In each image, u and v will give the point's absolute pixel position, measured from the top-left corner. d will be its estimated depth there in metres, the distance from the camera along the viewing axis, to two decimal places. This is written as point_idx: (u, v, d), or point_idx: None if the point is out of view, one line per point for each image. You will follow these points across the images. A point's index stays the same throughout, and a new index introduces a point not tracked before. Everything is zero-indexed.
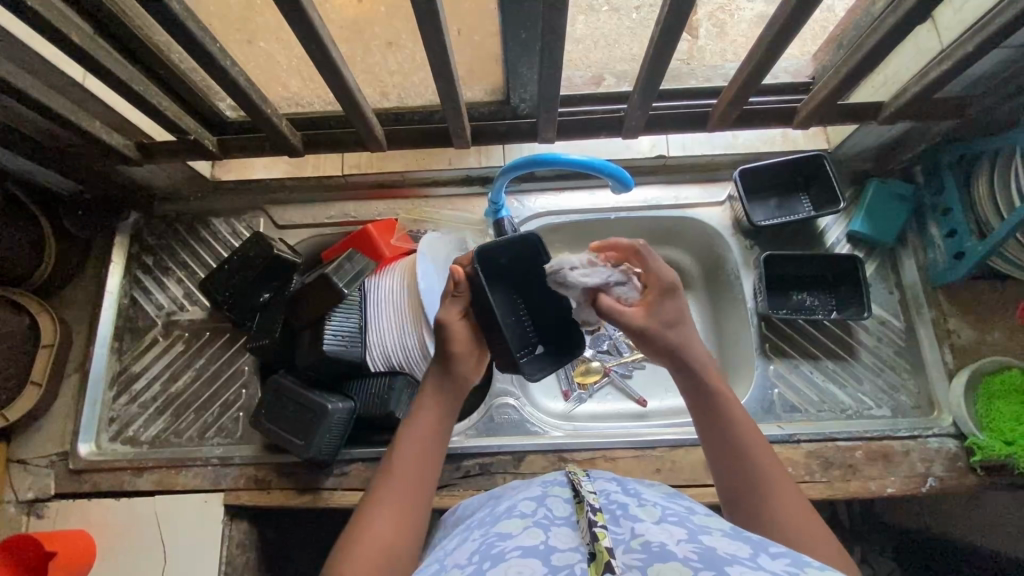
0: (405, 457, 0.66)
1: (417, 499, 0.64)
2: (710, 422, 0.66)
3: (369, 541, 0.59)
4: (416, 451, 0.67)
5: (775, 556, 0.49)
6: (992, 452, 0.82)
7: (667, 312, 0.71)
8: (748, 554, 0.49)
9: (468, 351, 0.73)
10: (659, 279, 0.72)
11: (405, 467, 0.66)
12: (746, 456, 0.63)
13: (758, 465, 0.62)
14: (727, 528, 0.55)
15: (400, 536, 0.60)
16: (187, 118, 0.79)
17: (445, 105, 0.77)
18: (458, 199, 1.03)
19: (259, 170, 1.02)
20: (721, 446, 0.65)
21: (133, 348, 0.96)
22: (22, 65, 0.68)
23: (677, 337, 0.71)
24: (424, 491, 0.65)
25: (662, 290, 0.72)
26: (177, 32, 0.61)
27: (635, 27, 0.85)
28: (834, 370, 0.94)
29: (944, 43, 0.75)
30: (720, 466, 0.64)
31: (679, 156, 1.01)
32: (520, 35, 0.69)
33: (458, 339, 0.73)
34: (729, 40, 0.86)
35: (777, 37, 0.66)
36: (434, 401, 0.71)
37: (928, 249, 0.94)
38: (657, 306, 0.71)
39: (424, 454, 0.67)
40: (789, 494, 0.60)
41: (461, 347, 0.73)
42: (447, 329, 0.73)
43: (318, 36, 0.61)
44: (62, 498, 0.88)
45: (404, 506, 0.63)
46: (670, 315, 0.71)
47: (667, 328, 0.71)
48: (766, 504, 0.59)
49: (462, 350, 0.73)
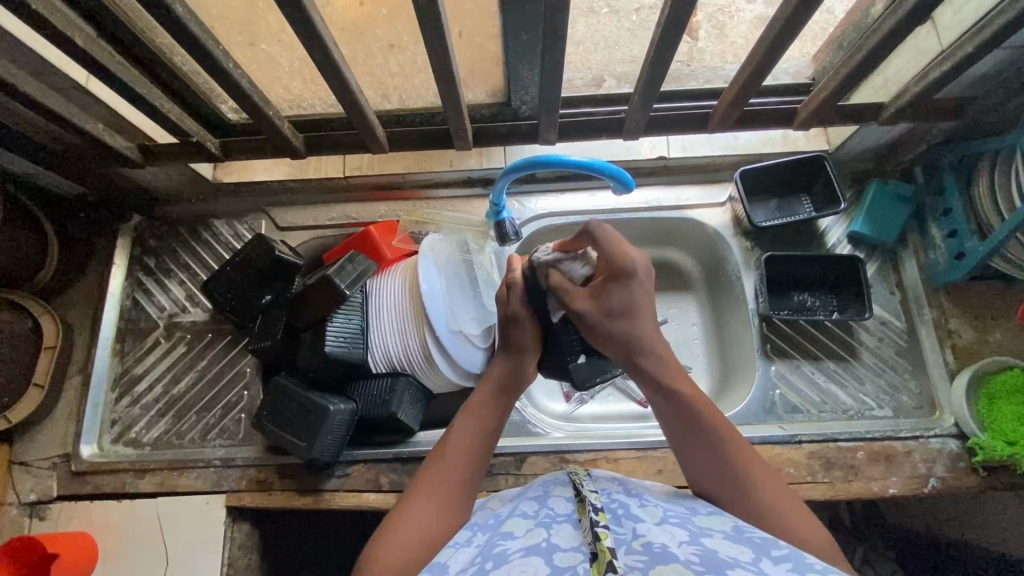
0: (453, 452, 0.69)
1: (461, 492, 0.66)
2: (682, 418, 0.68)
3: (412, 531, 0.61)
4: (466, 445, 0.69)
5: (777, 561, 0.49)
6: (993, 452, 0.82)
7: (614, 301, 0.72)
8: (751, 559, 0.49)
9: (535, 351, 0.78)
10: (607, 263, 0.72)
11: (454, 458, 0.68)
12: (723, 450, 0.65)
13: (732, 458, 0.64)
14: (729, 527, 0.56)
15: (437, 523, 0.62)
16: (188, 119, 0.79)
17: (446, 106, 0.77)
18: (459, 200, 1.03)
19: (260, 171, 1.00)
20: (720, 456, 0.65)
21: (135, 349, 0.96)
22: (25, 66, 0.69)
23: (623, 328, 0.72)
24: (471, 486, 0.67)
25: (612, 276, 0.72)
26: (179, 33, 0.61)
27: (636, 29, 0.91)
28: (836, 371, 0.94)
29: (943, 44, 0.75)
30: (697, 464, 0.66)
31: (680, 157, 1.00)
32: (521, 37, 0.69)
33: (528, 337, 0.78)
34: (728, 41, 0.91)
35: (777, 38, 0.66)
36: (490, 401, 0.74)
37: (929, 250, 0.94)
38: (603, 294, 0.73)
39: (476, 449, 0.70)
40: (770, 483, 0.63)
41: (532, 345, 0.78)
42: (522, 324, 0.78)
43: (319, 37, 0.61)
44: (64, 499, 0.88)
45: (448, 495, 0.65)
46: (617, 304, 0.72)
47: (611, 319, 0.72)
48: (753, 496, 0.62)
49: (530, 350, 0.78)
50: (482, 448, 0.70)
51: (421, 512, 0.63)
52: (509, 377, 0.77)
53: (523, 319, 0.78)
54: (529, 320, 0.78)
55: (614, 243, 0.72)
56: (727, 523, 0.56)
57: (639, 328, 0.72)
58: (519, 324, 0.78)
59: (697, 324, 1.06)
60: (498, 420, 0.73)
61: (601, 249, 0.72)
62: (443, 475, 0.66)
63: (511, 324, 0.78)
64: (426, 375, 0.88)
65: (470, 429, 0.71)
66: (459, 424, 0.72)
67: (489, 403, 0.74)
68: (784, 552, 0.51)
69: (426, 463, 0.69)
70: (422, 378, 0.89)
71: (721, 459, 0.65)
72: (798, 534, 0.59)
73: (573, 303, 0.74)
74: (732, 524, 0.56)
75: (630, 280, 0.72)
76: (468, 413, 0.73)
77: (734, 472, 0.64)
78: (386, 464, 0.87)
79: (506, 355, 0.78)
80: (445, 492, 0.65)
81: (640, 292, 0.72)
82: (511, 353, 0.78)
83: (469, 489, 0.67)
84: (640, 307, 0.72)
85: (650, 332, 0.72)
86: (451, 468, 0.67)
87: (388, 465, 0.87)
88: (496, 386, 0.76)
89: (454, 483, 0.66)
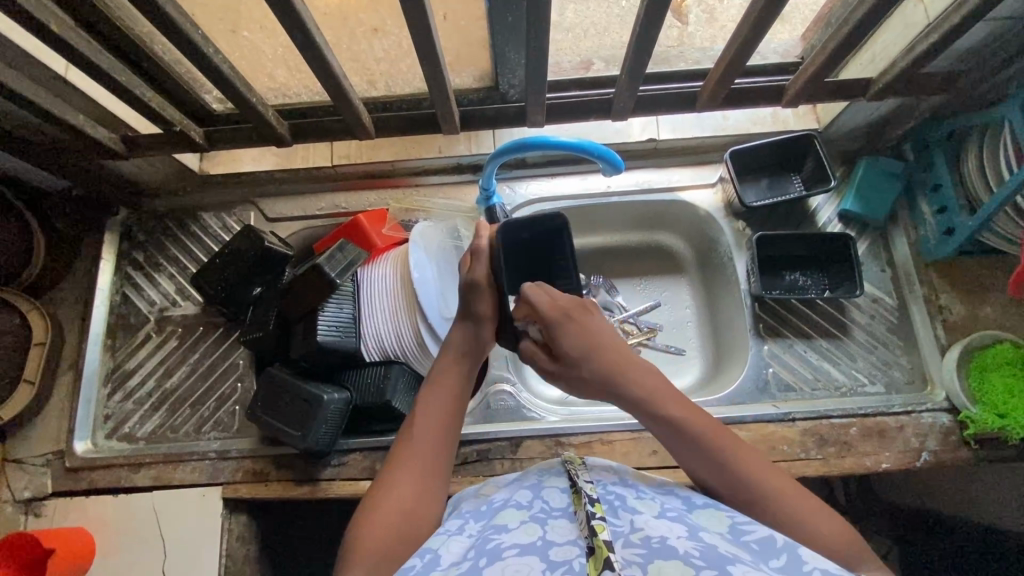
0: (422, 431, 0.67)
1: (437, 459, 0.66)
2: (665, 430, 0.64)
3: (392, 512, 0.60)
4: (438, 411, 0.69)
5: (775, 571, 0.49)
6: (983, 425, 0.83)
7: (575, 351, 0.67)
8: (750, 558, 0.49)
9: (493, 319, 0.75)
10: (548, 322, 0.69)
11: (422, 435, 0.67)
12: (710, 449, 0.62)
13: (744, 475, 0.61)
14: (726, 529, 0.55)
15: (415, 502, 0.62)
16: (171, 109, 0.78)
17: (434, 91, 0.76)
18: (451, 186, 1.02)
19: (248, 162, 1.02)
20: (729, 482, 0.61)
21: (125, 345, 0.95)
22: (3, 58, 0.67)
23: (590, 369, 0.66)
24: (445, 458, 0.67)
25: (558, 329, 0.68)
26: (160, 21, 0.60)
27: (625, 14, 0.84)
28: (828, 349, 0.94)
29: (930, 17, 0.75)
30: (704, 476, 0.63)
31: (670, 138, 1.01)
32: (507, 18, 0.68)
33: (487, 304, 0.74)
34: (718, 25, 0.86)
35: (760, 16, 0.66)
36: (454, 367, 0.73)
37: (919, 226, 0.95)
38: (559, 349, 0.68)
39: (444, 419, 0.68)
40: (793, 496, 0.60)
41: (489, 311, 0.74)
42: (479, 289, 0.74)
43: (302, 23, 0.60)
44: (59, 496, 0.87)
45: (420, 474, 0.64)
46: (574, 348, 0.67)
47: (577, 368, 0.67)
48: (774, 506, 0.59)
49: (489, 316, 0.75)
50: (450, 412, 0.69)
51: (398, 490, 0.62)
52: (471, 343, 0.74)
53: (480, 287, 0.74)
54: (485, 285, 0.74)
55: (542, 303, 0.69)
56: (723, 523, 0.56)
57: (608, 363, 0.66)
58: (476, 291, 0.74)
59: (690, 308, 1.06)
60: (466, 382, 0.72)
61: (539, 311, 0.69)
62: (417, 455, 0.65)
63: (468, 292, 0.75)
64: (420, 363, 0.88)
65: (437, 397, 0.70)
66: (425, 397, 0.70)
67: (452, 368, 0.73)
68: (783, 561, 0.51)
69: (397, 446, 0.67)
70: (416, 366, 0.89)
71: (725, 473, 0.61)
72: (803, 522, 0.58)
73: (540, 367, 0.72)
74: (728, 524, 0.56)
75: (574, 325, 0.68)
76: (438, 378, 0.72)
77: (739, 485, 0.61)
78: (383, 452, 0.87)
79: (465, 323, 0.75)
80: (422, 470, 0.64)
81: (593, 335, 0.68)
82: (469, 321, 0.75)
83: (442, 458, 0.66)
84: (598, 343, 0.67)
85: (621, 362, 0.66)
86: (421, 449, 0.66)
87: (384, 453, 0.88)
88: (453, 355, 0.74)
89: (427, 461, 0.65)
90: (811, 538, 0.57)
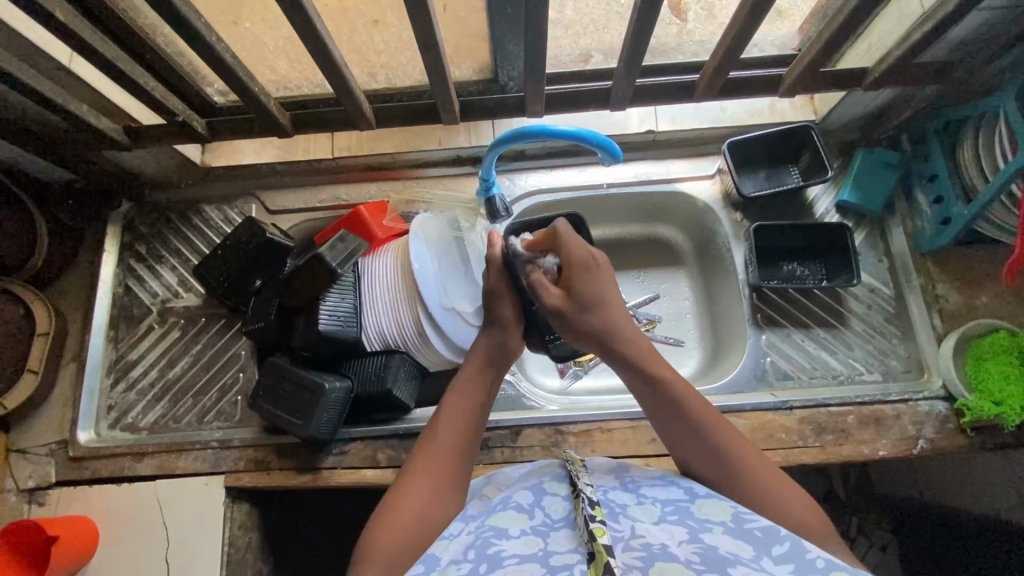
0: (444, 435, 0.68)
1: (456, 463, 0.67)
2: (667, 420, 0.66)
3: (409, 513, 0.61)
4: (461, 416, 0.70)
5: (779, 561, 0.50)
6: (980, 412, 0.83)
7: (588, 295, 0.70)
8: (751, 556, 0.50)
9: (517, 325, 0.78)
10: (571, 257, 0.71)
11: (443, 438, 0.68)
12: (713, 443, 0.63)
13: (741, 469, 0.62)
14: (730, 517, 0.56)
15: (431, 504, 0.62)
16: (174, 100, 0.79)
17: (433, 81, 0.77)
18: (448, 178, 1.03)
19: (248, 154, 1.02)
20: (727, 477, 0.62)
21: (128, 335, 0.96)
22: (8, 47, 0.68)
23: (597, 321, 0.70)
24: (464, 464, 0.67)
25: (576, 270, 0.71)
26: (164, 9, 0.61)
27: (624, 12, 0.89)
28: (825, 338, 0.95)
29: (924, 6, 0.76)
30: (704, 471, 0.64)
31: (669, 129, 1.01)
32: (506, 10, 0.69)
33: (510, 311, 0.77)
34: (717, 22, 0.90)
35: (754, 8, 0.67)
36: (477, 374, 0.74)
37: (915, 217, 0.95)
38: (572, 286, 0.71)
39: (466, 424, 0.70)
40: (783, 491, 0.60)
41: (512, 318, 0.78)
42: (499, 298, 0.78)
43: (303, 12, 0.61)
44: (63, 485, 0.88)
45: (438, 477, 0.65)
46: (586, 295, 0.70)
47: (586, 313, 0.70)
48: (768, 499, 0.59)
49: (513, 325, 0.77)
50: (471, 419, 0.70)
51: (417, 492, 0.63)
52: (495, 352, 0.76)
53: (500, 293, 0.78)
54: (504, 292, 0.78)
55: (567, 239, 0.72)
56: (727, 511, 0.57)
57: (614, 318, 0.70)
58: (496, 298, 0.78)
59: (689, 299, 1.07)
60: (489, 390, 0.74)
61: (564, 246, 0.72)
62: (437, 458, 0.66)
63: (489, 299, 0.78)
64: (421, 352, 0.89)
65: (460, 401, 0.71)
66: (446, 402, 0.72)
67: (475, 375, 0.74)
68: (785, 547, 0.51)
69: (417, 447, 0.68)
70: (417, 356, 0.89)
71: (724, 468, 0.62)
72: (798, 509, 0.59)
73: (546, 302, 0.72)
74: (731, 512, 0.57)
75: (592, 270, 0.72)
76: (461, 383, 0.73)
77: (737, 481, 0.61)
78: (384, 440, 0.88)
79: (488, 330, 0.77)
80: (441, 471, 0.65)
81: (606, 284, 0.72)
82: (493, 328, 0.77)
83: (462, 464, 0.67)
84: (607, 297, 0.71)
85: (625, 321, 0.71)
86: (440, 451, 0.67)
87: (385, 442, 0.88)
88: (480, 359, 0.75)
89: (447, 465, 0.66)
90: (806, 520, 0.58)
